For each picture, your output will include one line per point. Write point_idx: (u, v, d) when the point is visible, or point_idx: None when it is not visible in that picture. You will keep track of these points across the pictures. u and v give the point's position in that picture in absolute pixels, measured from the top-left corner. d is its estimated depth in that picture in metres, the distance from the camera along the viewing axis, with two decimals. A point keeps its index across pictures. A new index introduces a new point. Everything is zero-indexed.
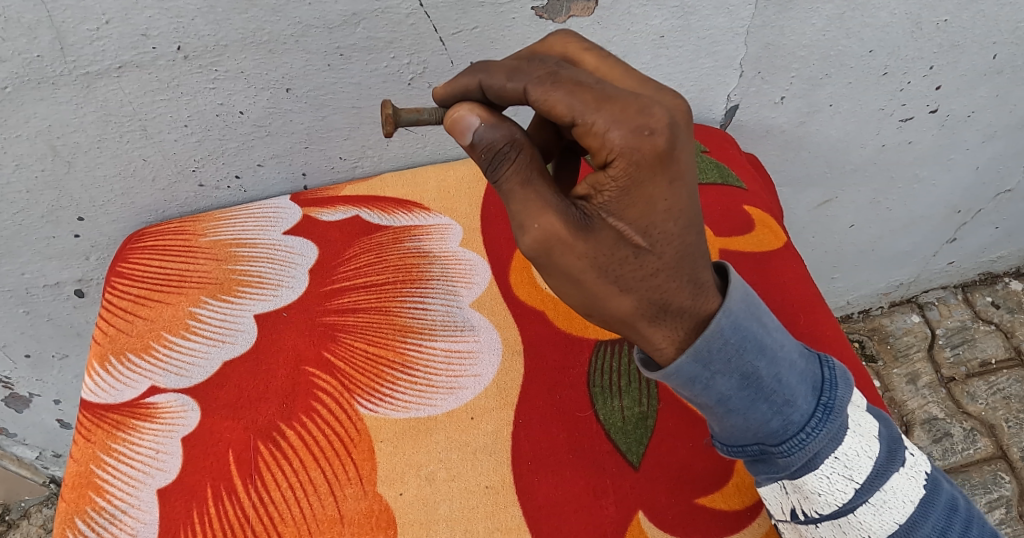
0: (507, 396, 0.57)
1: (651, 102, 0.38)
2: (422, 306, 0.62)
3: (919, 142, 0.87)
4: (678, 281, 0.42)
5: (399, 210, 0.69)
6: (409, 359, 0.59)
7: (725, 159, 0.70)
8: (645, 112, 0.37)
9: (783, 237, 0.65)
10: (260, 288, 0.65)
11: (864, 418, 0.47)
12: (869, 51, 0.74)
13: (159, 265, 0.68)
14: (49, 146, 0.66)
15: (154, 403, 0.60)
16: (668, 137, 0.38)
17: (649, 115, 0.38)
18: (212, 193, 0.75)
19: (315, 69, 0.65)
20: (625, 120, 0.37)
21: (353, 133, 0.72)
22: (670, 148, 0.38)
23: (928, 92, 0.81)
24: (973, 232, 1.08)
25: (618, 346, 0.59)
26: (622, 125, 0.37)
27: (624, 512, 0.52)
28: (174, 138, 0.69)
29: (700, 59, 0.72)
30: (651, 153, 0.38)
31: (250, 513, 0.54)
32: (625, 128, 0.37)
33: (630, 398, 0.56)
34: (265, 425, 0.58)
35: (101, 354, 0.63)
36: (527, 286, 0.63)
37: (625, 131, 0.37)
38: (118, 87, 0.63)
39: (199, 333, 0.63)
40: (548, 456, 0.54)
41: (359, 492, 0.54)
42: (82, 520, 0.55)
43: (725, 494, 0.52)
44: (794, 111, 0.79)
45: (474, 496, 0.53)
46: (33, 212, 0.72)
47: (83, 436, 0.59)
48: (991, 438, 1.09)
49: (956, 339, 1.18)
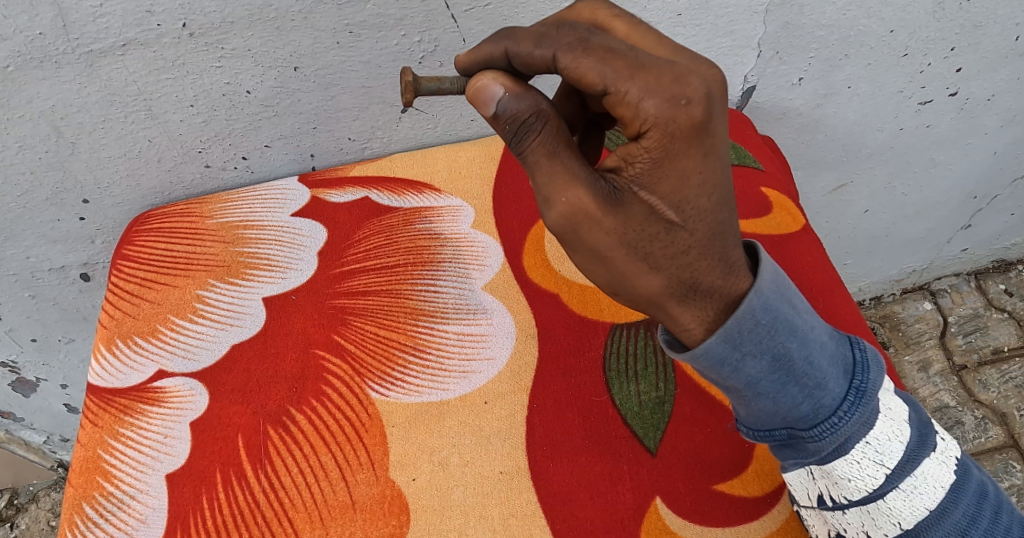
0: (521, 381, 0.56)
1: (687, 71, 0.36)
2: (435, 288, 0.61)
3: (938, 126, 0.86)
4: (709, 259, 0.41)
5: (409, 191, 0.68)
6: (420, 342, 0.58)
7: (742, 139, 0.69)
8: (681, 81, 0.36)
9: (802, 220, 0.64)
10: (268, 271, 0.64)
11: (894, 402, 0.46)
12: (890, 31, 0.73)
13: (165, 248, 0.67)
14: (53, 126, 0.65)
15: (162, 388, 0.59)
16: (705, 107, 0.36)
17: (685, 84, 0.36)
18: (219, 174, 0.74)
19: (323, 47, 0.64)
20: (660, 88, 0.36)
21: (362, 113, 0.71)
22: (707, 119, 0.37)
23: (948, 74, 0.79)
24: (988, 219, 1.07)
25: (636, 328, 0.58)
26: (656, 94, 0.36)
27: (641, 498, 0.51)
28: (180, 119, 0.67)
29: (717, 38, 0.71)
30: (686, 124, 0.36)
31: (261, 498, 0.53)
32: (660, 97, 0.36)
33: (647, 382, 0.55)
34: (275, 409, 0.57)
35: (108, 338, 0.62)
36: (540, 269, 0.62)
37: (659, 100, 0.36)
38: (122, 65, 0.62)
39: (206, 316, 0.62)
40: (564, 441, 0.53)
41: (371, 478, 0.53)
42: (90, 505, 0.55)
43: (745, 479, 0.51)
44: (811, 93, 0.78)
45: (488, 482, 0.52)
46: (38, 194, 0.71)
47: (90, 421, 0.59)
48: (1003, 426, 1.08)
49: (969, 327, 1.16)
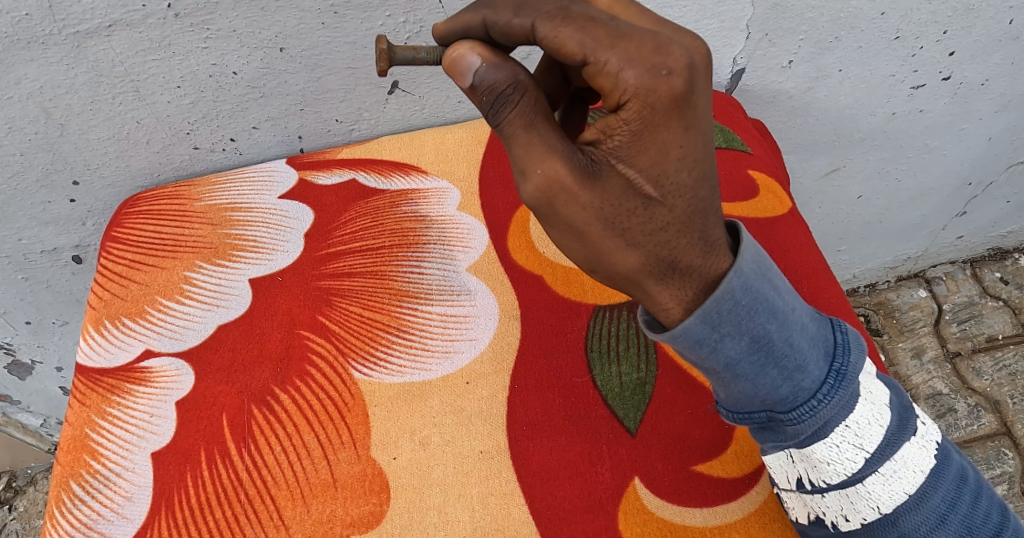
0: (503, 362, 0.56)
1: (668, 41, 0.36)
2: (419, 270, 0.61)
3: (931, 110, 0.85)
4: (689, 237, 0.41)
5: (396, 173, 0.68)
6: (403, 323, 0.58)
7: (731, 123, 0.68)
8: (663, 51, 0.36)
9: (788, 203, 0.63)
10: (255, 252, 0.64)
11: (875, 386, 0.46)
12: (881, 14, 0.72)
13: (153, 229, 0.67)
14: (42, 108, 0.65)
15: (149, 368, 0.60)
16: (686, 79, 0.36)
17: (666, 54, 0.36)
18: (207, 156, 0.74)
19: (308, 28, 0.64)
20: (640, 58, 0.36)
21: (349, 95, 0.71)
22: (688, 90, 0.37)
23: (941, 58, 0.78)
24: (984, 205, 1.06)
25: (618, 311, 0.58)
26: (636, 64, 0.36)
27: (620, 478, 0.51)
28: (167, 100, 0.67)
29: (705, 20, 0.70)
30: (667, 95, 0.36)
31: (244, 476, 0.54)
32: (640, 67, 0.36)
33: (628, 363, 0.55)
34: (259, 389, 0.57)
35: (97, 319, 0.63)
36: (525, 251, 0.62)
37: (640, 69, 0.36)
38: (108, 46, 0.62)
39: (193, 297, 0.63)
40: (545, 421, 0.54)
41: (353, 456, 0.54)
42: (77, 483, 0.55)
43: (724, 461, 0.52)
44: (802, 76, 0.77)
45: (469, 461, 0.53)
46: (28, 176, 0.71)
47: (78, 400, 0.59)
48: (995, 413, 1.08)
49: (964, 314, 1.16)
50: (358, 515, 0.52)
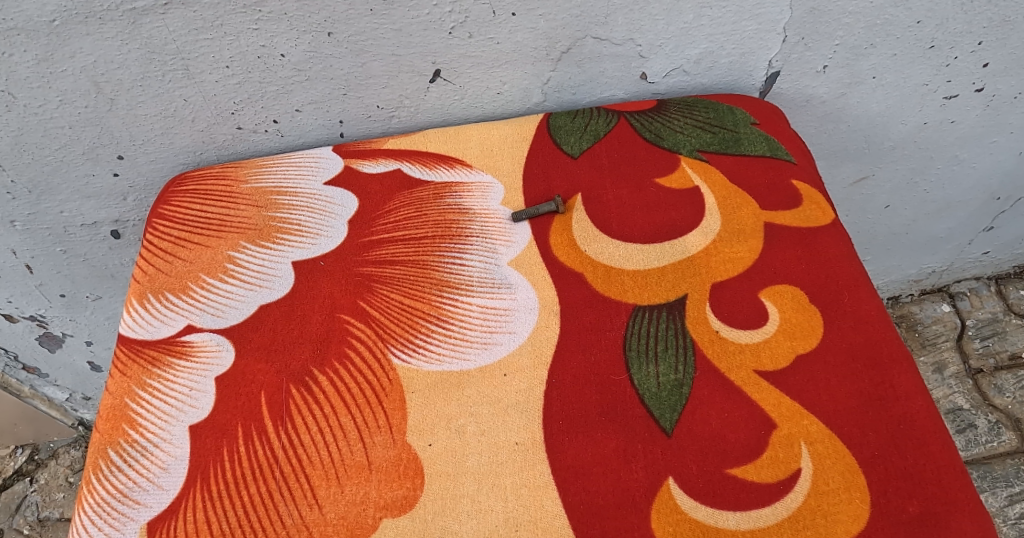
0: (540, 355, 0.57)
1: None
2: (460, 261, 0.62)
3: (962, 122, 0.84)
4: None
5: (440, 165, 0.68)
6: (443, 313, 0.60)
7: (776, 132, 0.68)
8: None
9: (832, 214, 0.63)
10: (299, 236, 0.65)
11: None
12: (917, 22, 0.71)
13: (198, 208, 0.68)
14: (94, 82, 0.66)
15: (190, 342, 0.61)
16: None
17: None
18: (250, 136, 0.75)
19: (356, 13, 0.64)
20: None
21: (390, 81, 0.71)
22: None
23: (974, 69, 0.77)
24: (1012, 221, 1.05)
25: (657, 312, 0.58)
26: None
27: (654, 477, 0.52)
28: (215, 79, 0.68)
29: (743, 21, 0.69)
30: None
31: (280, 453, 0.55)
32: None
33: (666, 364, 0.56)
34: (298, 369, 0.58)
35: (141, 293, 0.64)
36: (566, 249, 0.62)
37: None
38: (163, 24, 0.63)
39: (236, 276, 0.64)
40: (580, 416, 0.54)
41: (388, 440, 0.55)
42: (115, 451, 0.57)
43: (759, 465, 0.52)
44: (836, 81, 0.76)
45: (504, 452, 0.54)
46: (74, 148, 0.72)
47: (118, 370, 0.60)
48: (1016, 431, 1.07)
49: (987, 331, 1.16)
50: (391, 498, 0.53)
